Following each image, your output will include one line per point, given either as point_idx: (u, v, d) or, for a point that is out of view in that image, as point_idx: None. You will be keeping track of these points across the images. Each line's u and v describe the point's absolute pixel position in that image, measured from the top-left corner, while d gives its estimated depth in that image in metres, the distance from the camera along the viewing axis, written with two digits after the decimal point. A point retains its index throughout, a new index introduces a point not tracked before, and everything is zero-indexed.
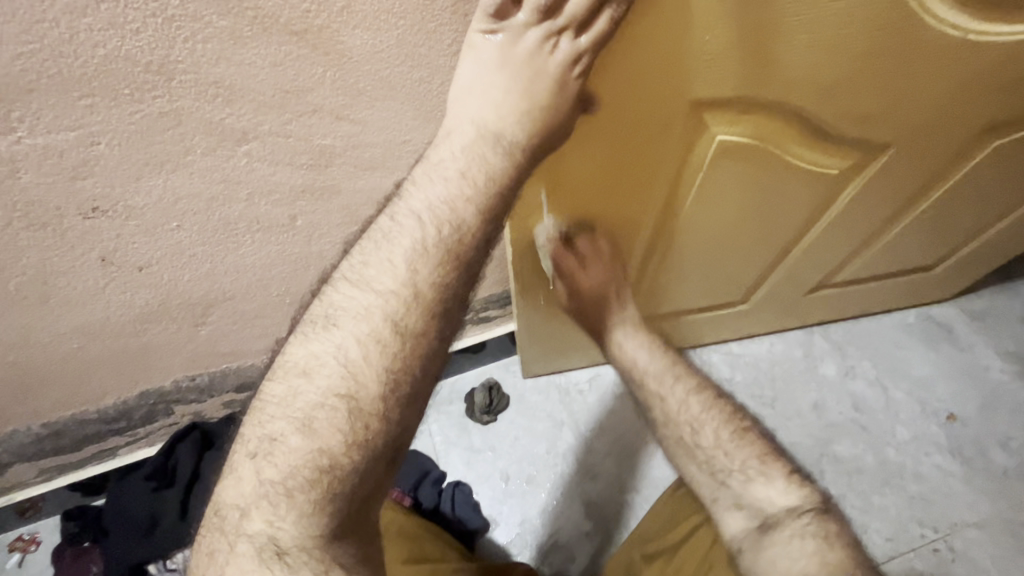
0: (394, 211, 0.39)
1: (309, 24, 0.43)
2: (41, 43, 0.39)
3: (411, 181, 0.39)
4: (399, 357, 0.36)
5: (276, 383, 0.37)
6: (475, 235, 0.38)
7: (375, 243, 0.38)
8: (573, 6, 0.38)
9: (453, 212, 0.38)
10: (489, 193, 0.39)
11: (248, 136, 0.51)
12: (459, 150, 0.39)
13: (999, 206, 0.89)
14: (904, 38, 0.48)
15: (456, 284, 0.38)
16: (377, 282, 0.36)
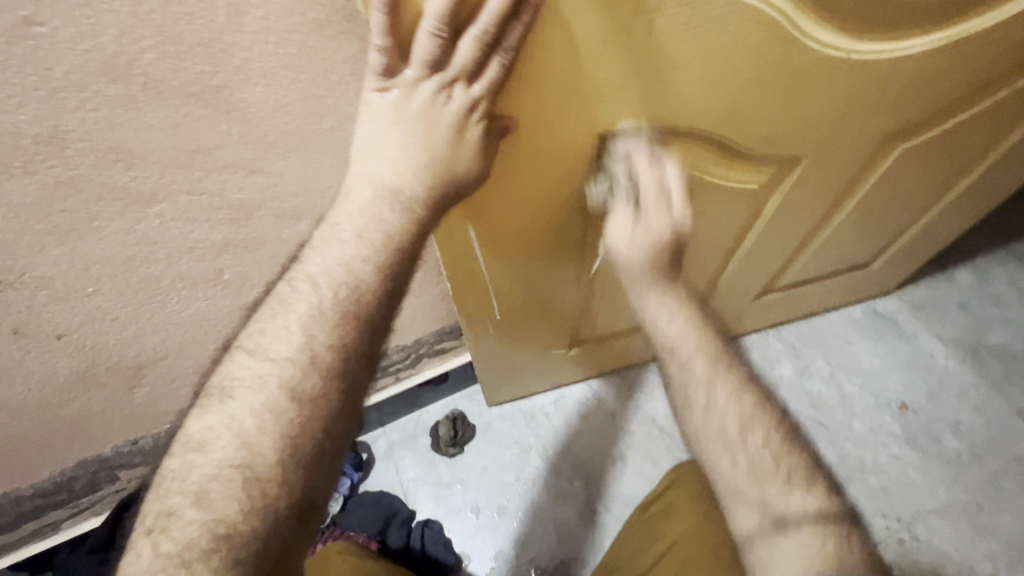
0: (292, 277, 0.41)
1: (205, 85, 0.43)
2: None
3: (311, 247, 0.41)
4: (297, 421, 0.38)
5: (174, 457, 0.38)
6: (374, 293, 0.41)
7: (272, 310, 0.40)
8: (461, 58, 0.39)
9: (350, 274, 0.40)
10: (389, 250, 0.41)
11: (158, 198, 0.50)
12: (357, 212, 0.41)
13: (920, 202, 0.93)
14: (789, 64, 0.51)
15: (356, 344, 0.40)
16: (273, 350, 0.39)
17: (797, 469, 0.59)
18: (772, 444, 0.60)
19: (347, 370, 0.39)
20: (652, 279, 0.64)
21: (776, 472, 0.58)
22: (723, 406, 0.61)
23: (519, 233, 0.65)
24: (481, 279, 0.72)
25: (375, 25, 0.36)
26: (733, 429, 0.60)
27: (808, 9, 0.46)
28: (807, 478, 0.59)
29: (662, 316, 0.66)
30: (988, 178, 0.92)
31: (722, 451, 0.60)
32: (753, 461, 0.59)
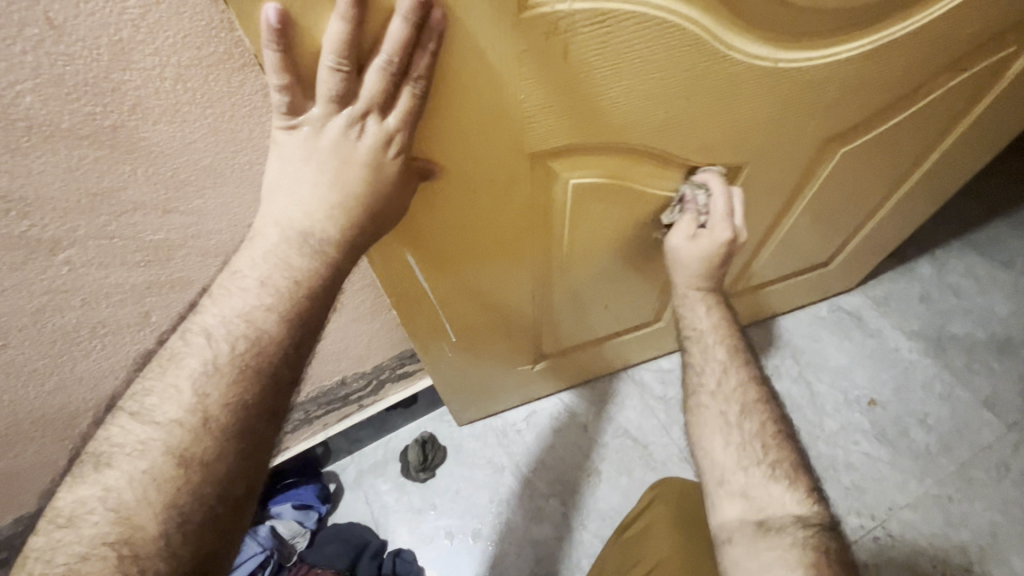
0: (186, 330, 0.39)
1: (98, 125, 0.41)
2: None
3: (210, 296, 0.39)
4: (181, 489, 0.35)
5: (39, 535, 0.34)
6: (277, 344, 0.38)
7: (163, 366, 0.38)
8: (369, 91, 0.37)
9: (250, 325, 0.38)
10: (297, 296, 0.39)
11: (62, 245, 0.47)
12: (260, 258, 0.39)
13: (872, 200, 0.93)
14: (715, 77, 0.50)
15: (255, 400, 0.38)
16: (159, 413, 0.36)
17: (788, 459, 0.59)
18: (765, 434, 0.60)
19: (245, 429, 0.37)
20: (699, 282, 0.69)
21: (764, 458, 0.59)
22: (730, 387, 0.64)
23: (463, 255, 0.63)
24: (429, 303, 0.70)
25: (269, 62, 0.35)
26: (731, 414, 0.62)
27: (726, 20, 0.46)
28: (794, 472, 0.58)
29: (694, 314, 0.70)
30: (938, 174, 0.93)
31: (715, 433, 0.62)
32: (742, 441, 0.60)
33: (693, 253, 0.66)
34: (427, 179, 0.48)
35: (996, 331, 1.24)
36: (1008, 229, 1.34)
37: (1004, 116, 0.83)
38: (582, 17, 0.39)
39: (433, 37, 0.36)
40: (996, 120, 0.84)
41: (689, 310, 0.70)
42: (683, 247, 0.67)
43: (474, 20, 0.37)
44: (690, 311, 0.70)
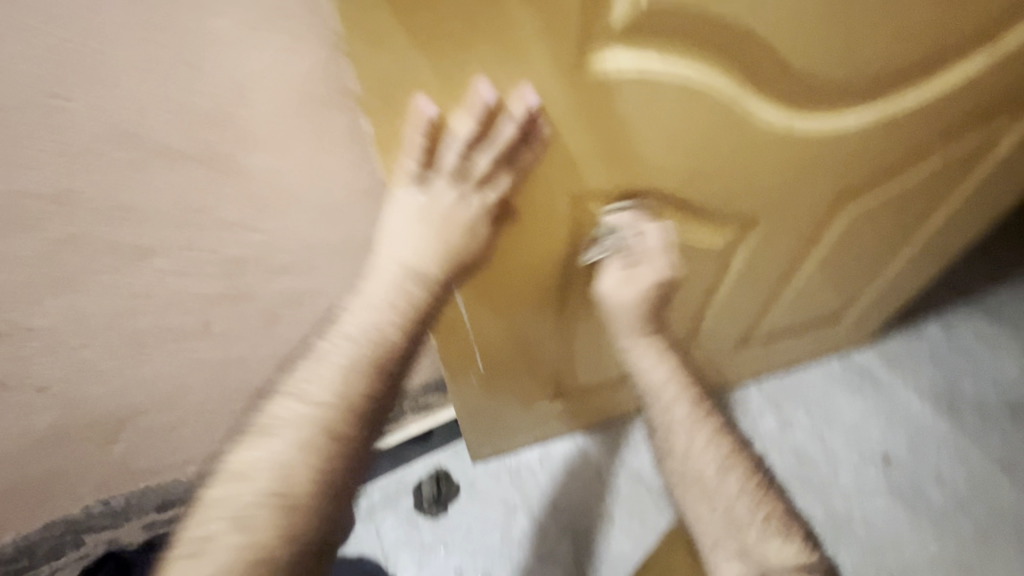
0: (332, 334, 0.47)
1: (210, 150, 0.47)
2: None
3: (346, 311, 0.48)
4: (329, 459, 0.43)
5: (215, 488, 0.42)
6: (399, 351, 0.48)
7: (315, 360, 0.46)
8: (483, 169, 0.48)
9: (381, 333, 0.47)
10: (412, 316, 0.49)
11: (154, 254, 0.53)
12: (381, 284, 0.49)
13: (881, 257, 0.98)
14: (737, 136, 0.57)
15: (380, 392, 0.46)
16: (314, 394, 0.44)
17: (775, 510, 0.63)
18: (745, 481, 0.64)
19: (376, 413, 0.46)
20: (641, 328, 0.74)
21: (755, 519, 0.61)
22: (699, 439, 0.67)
23: (501, 288, 0.68)
24: (464, 331, 0.75)
25: (416, 141, 0.45)
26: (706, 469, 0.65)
27: (749, 88, 0.53)
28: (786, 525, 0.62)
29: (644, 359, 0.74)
30: (943, 234, 0.98)
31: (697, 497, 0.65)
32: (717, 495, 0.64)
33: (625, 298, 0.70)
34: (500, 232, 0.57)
35: (1007, 394, 1.25)
36: (1015, 294, 1.38)
37: (1001, 184, 0.90)
38: (629, 82, 0.47)
39: (541, 131, 0.48)
40: (995, 186, 0.90)
41: (641, 360, 0.74)
42: (619, 291, 0.70)
43: (541, 80, 0.44)
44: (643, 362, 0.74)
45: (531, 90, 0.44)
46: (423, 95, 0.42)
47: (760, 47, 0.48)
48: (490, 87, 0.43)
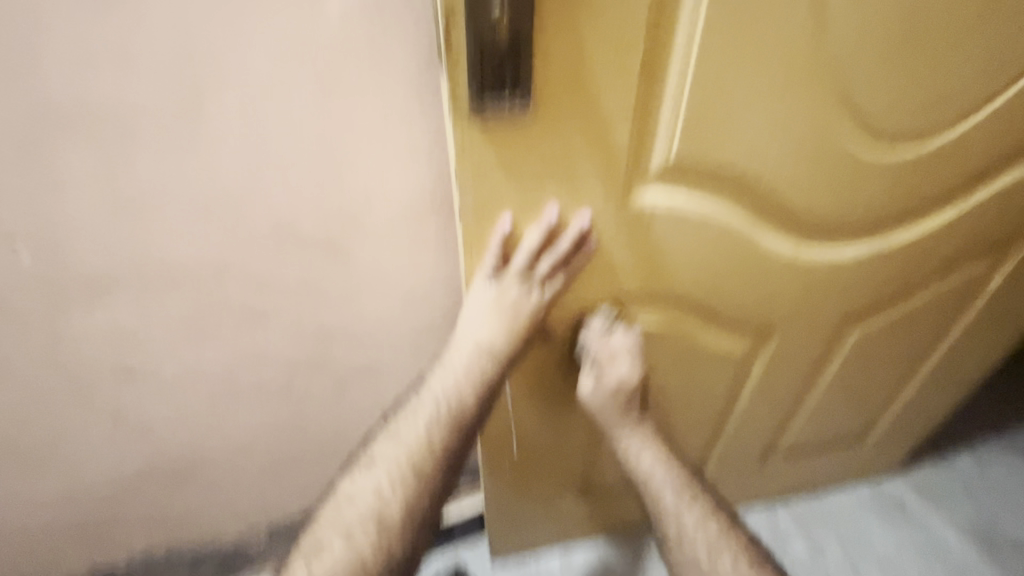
0: (419, 393, 0.63)
1: (333, 238, 0.61)
2: (145, 255, 0.58)
3: (432, 374, 0.63)
4: (414, 488, 0.60)
5: (331, 507, 0.61)
6: (471, 411, 0.62)
7: (407, 413, 0.63)
8: (543, 269, 0.59)
9: (456, 396, 0.61)
10: (482, 385, 0.61)
11: (269, 317, 0.66)
12: (461, 358, 0.62)
13: (896, 379, 1.04)
14: (750, 258, 0.69)
15: (456, 443, 0.61)
16: (405, 438, 0.61)
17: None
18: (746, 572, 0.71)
19: (451, 458, 0.62)
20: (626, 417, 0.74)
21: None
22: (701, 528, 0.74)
23: (545, 374, 0.77)
24: (506, 415, 0.82)
25: (495, 247, 0.58)
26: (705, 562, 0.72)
27: (760, 222, 0.66)
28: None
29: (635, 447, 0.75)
30: (954, 361, 1.04)
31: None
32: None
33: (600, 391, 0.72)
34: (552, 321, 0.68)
35: None
36: None
37: (999, 318, 0.98)
38: (660, 212, 0.60)
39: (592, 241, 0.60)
40: (995, 318, 0.98)
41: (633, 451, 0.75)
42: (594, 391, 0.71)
43: (593, 206, 0.58)
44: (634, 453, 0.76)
45: (587, 211, 0.58)
46: (506, 211, 0.56)
47: (765, 192, 0.62)
48: (556, 208, 0.57)
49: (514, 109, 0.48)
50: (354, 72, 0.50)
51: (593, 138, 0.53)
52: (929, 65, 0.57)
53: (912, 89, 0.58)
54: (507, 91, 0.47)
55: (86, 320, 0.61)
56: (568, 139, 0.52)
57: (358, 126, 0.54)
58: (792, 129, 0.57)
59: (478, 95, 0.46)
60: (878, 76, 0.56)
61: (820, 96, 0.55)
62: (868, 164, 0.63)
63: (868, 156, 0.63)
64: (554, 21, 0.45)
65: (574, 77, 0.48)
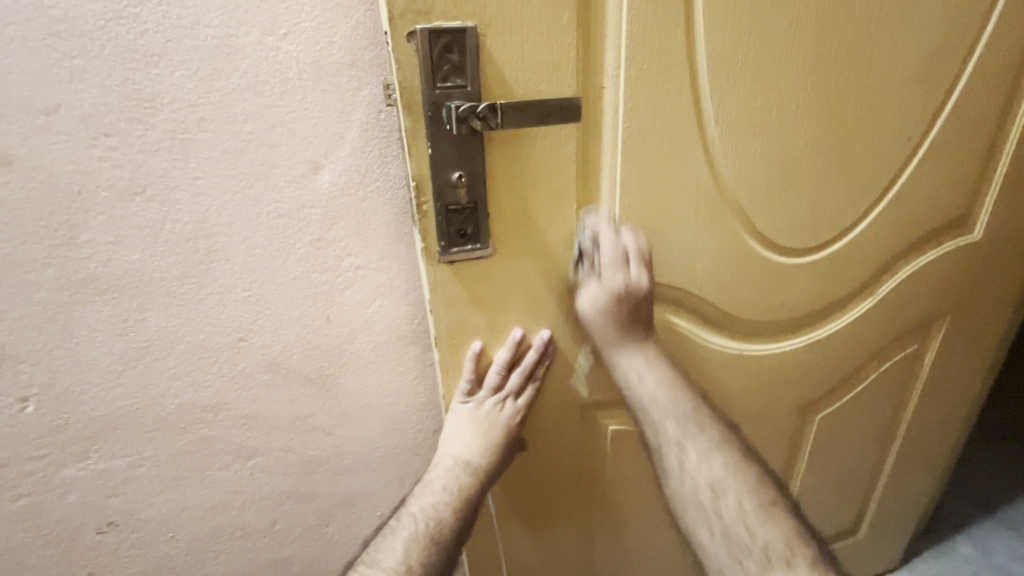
0: (401, 515, 0.64)
1: (320, 372, 0.67)
2: (142, 401, 0.62)
3: (414, 496, 0.65)
4: None
5: None
6: (450, 528, 0.63)
7: (386, 536, 0.63)
8: (512, 383, 0.66)
9: (436, 515, 0.63)
10: (462, 499, 0.64)
11: (256, 452, 0.69)
12: (443, 474, 0.65)
13: (868, 465, 1.07)
14: (700, 359, 0.76)
15: (436, 563, 0.62)
16: (385, 560, 0.61)
17: (784, 538, 0.62)
18: (755, 511, 0.63)
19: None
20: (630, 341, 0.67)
21: (755, 544, 0.61)
22: (702, 454, 0.67)
23: (530, 488, 0.80)
24: (494, 534, 0.82)
25: (467, 369, 0.65)
26: (709, 495, 0.65)
27: (703, 325, 0.75)
28: (798, 556, 0.60)
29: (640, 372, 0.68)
30: (919, 441, 1.09)
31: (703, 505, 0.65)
32: (727, 530, 0.63)
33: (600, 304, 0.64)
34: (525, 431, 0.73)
35: None
36: None
37: (948, 397, 1.05)
38: None
39: (552, 355, 0.68)
40: (943, 397, 1.04)
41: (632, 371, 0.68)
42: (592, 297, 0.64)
43: (552, 325, 0.67)
44: (631, 376, 0.68)
45: (547, 330, 0.66)
46: (476, 336, 0.64)
47: (699, 299, 0.72)
48: (520, 330, 0.65)
49: (475, 251, 0.58)
50: (339, 226, 0.60)
51: (546, 269, 0.63)
52: (811, 192, 0.70)
53: (803, 210, 0.70)
54: (469, 240, 0.57)
55: (77, 469, 0.64)
56: (527, 273, 0.62)
57: (342, 269, 0.63)
58: (710, 247, 0.68)
59: (446, 245, 0.57)
60: (771, 202, 0.68)
61: (726, 221, 0.67)
62: (784, 270, 0.74)
63: (780, 264, 0.73)
64: (504, 187, 0.57)
65: (526, 226, 0.59)
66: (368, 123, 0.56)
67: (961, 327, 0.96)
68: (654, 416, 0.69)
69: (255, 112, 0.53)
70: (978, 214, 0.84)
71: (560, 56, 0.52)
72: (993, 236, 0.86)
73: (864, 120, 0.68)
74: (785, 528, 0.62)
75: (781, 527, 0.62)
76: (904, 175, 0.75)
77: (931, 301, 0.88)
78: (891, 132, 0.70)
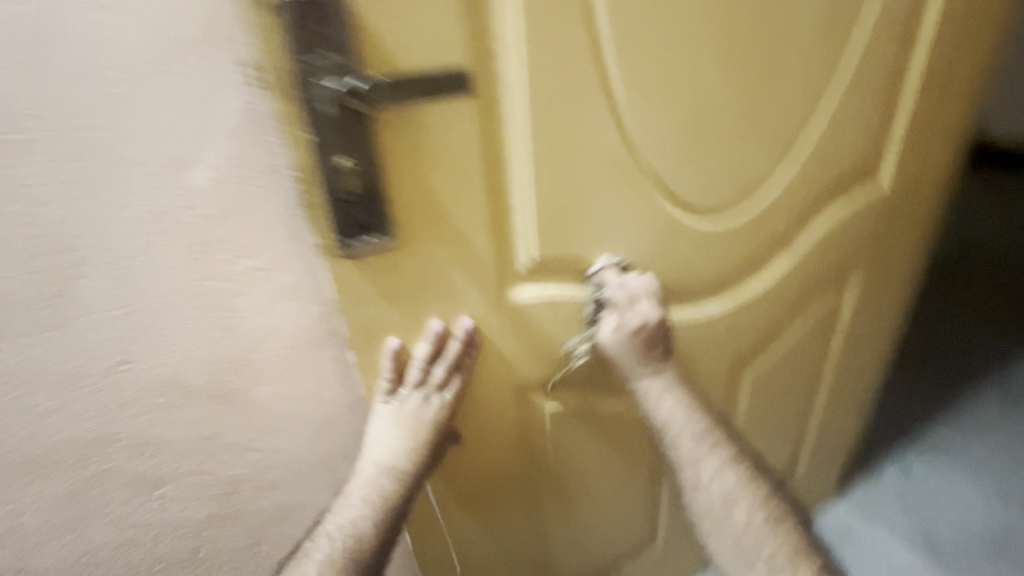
0: (316, 534, 0.62)
1: (225, 387, 0.62)
2: (13, 444, 0.55)
3: (333, 510, 0.63)
4: None
5: None
6: (371, 541, 0.60)
7: (301, 558, 0.60)
8: (436, 378, 0.63)
9: (354, 529, 0.61)
10: (383, 509, 0.61)
11: (164, 480, 0.63)
12: (363, 484, 0.63)
13: (800, 409, 1.13)
14: None
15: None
16: None
17: (786, 544, 0.69)
18: (760, 517, 0.70)
19: None
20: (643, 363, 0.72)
21: (762, 549, 0.69)
22: (715, 471, 0.72)
23: (473, 477, 0.78)
24: (441, 527, 0.80)
25: (385, 367, 0.61)
26: (723, 506, 0.71)
27: (631, 296, 0.74)
28: (796, 561, 0.68)
29: (653, 396, 0.73)
30: (844, 383, 1.15)
31: (714, 526, 0.71)
32: (737, 541, 0.70)
33: (625, 341, 0.71)
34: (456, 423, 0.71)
35: (979, 531, 1.29)
36: (947, 431, 1.51)
37: (867, 340, 1.11)
38: (538, 305, 0.67)
39: (477, 343, 0.65)
40: (863, 340, 1.10)
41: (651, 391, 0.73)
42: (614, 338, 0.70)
43: (474, 311, 0.63)
44: (653, 398, 0.74)
45: (468, 317, 0.63)
46: (392, 332, 0.60)
47: (624, 271, 0.70)
48: (439, 321, 0.62)
49: (377, 243, 0.54)
50: (224, 227, 0.54)
51: (460, 255, 0.59)
52: (726, 153, 0.69)
53: (720, 171, 0.70)
54: (369, 232, 0.53)
55: None
56: (438, 261, 0.59)
57: (235, 274, 0.57)
58: (630, 218, 0.67)
59: (345, 238, 0.52)
60: (687, 166, 0.67)
61: (644, 188, 0.66)
62: (706, 234, 0.74)
63: (702, 228, 0.73)
64: (401, 171, 0.52)
65: (431, 211, 0.55)
66: (239, 110, 0.49)
67: (875, 272, 1.00)
68: (669, 434, 0.74)
69: (99, 103, 0.46)
70: (884, 163, 0.87)
71: (443, 21, 0.47)
72: (899, 183, 0.90)
73: (772, 76, 0.67)
74: (784, 532, 0.70)
75: (784, 537, 0.69)
76: (814, 130, 0.75)
77: (846, 251, 0.92)
78: (799, 86, 0.70)
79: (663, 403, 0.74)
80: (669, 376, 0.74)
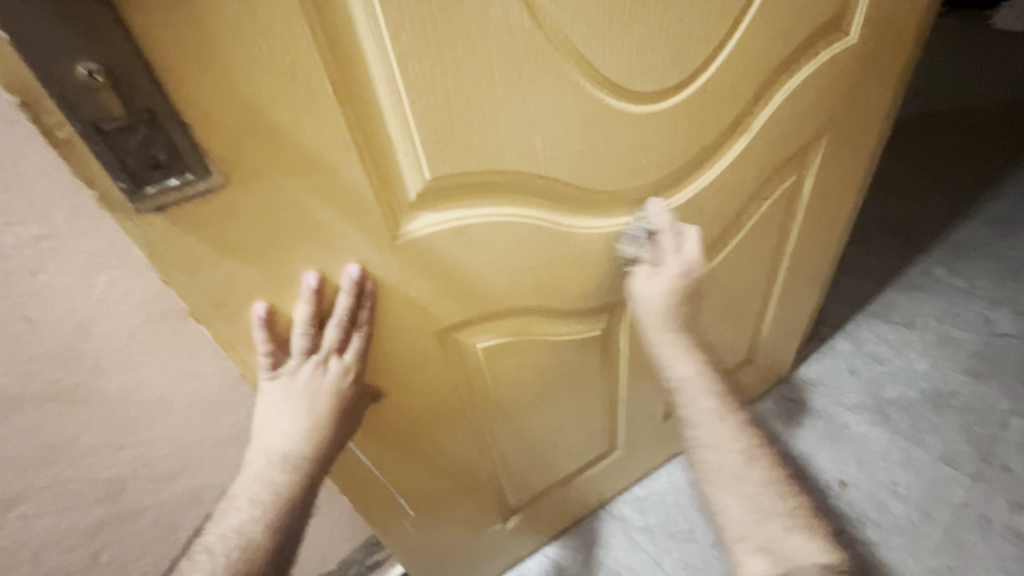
0: (193, 551, 0.52)
1: (61, 389, 0.51)
2: None
3: (218, 515, 0.53)
4: None
5: None
6: (265, 548, 0.52)
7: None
8: (328, 342, 0.52)
9: (242, 535, 0.51)
10: (277, 505, 0.53)
11: (17, 501, 0.55)
12: (251, 481, 0.53)
13: (755, 301, 1.08)
14: (566, 246, 0.65)
15: None
16: None
17: (800, 508, 0.65)
18: (771, 486, 0.66)
19: None
20: (664, 324, 0.72)
21: (779, 509, 0.65)
22: (728, 436, 0.70)
23: (405, 429, 0.71)
24: (379, 481, 0.75)
25: (258, 339, 0.49)
26: (737, 463, 0.68)
27: (559, 209, 0.61)
28: (812, 523, 0.64)
29: (670, 355, 0.73)
30: (800, 267, 1.10)
31: (725, 482, 0.68)
32: (752, 492, 0.66)
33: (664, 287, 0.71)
34: (370, 383, 0.61)
35: (924, 387, 1.33)
36: (899, 296, 1.52)
37: (825, 219, 1.03)
38: (443, 235, 0.54)
39: (371, 293, 0.53)
40: (820, 222, 1.03)
41: (669, 353, 0.74)
42: (648, 286, 0.71)
43: (359, 255, 0.50)
44: (664, 355, 0.73)
45: (355, 264, 0.50)
46: (256, 296, 0.48)
47: (546, 181, 0.57)
48: (316, 273, 0.49)
49: (187, 185, 0.39)
50: None
51: (320, 189, 0.45)
52: (662, 9, 0.53)
53: (655, 35, 0.54)
54: (169, 172, 0.38)
55: None
56: (291, 199, 0.44)
57: (11, 248, 0.43)
58: (545, 112, 0.52)
59: (133, 185, 0.37)
60: (614, 32, 0.51)
61: (559, 68, 0.50)
62: (644, 121, 0.60)
63: (638, 115, 0.59)
64: (192, 74, 0.35)
65: (257, 134, 0.40)
66: None
67: (837, 145, 0.89)
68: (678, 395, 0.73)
69: None
70: (854, 8, 0.72)
71: None
72: (870, 34, 0.75)
73: None
74: (795, 502, 0.66)
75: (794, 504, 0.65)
76: None
77: (808, 124, 0.80)
78: None
79: (669, 360, 0.73)
80: (690, 346, 0.74)
